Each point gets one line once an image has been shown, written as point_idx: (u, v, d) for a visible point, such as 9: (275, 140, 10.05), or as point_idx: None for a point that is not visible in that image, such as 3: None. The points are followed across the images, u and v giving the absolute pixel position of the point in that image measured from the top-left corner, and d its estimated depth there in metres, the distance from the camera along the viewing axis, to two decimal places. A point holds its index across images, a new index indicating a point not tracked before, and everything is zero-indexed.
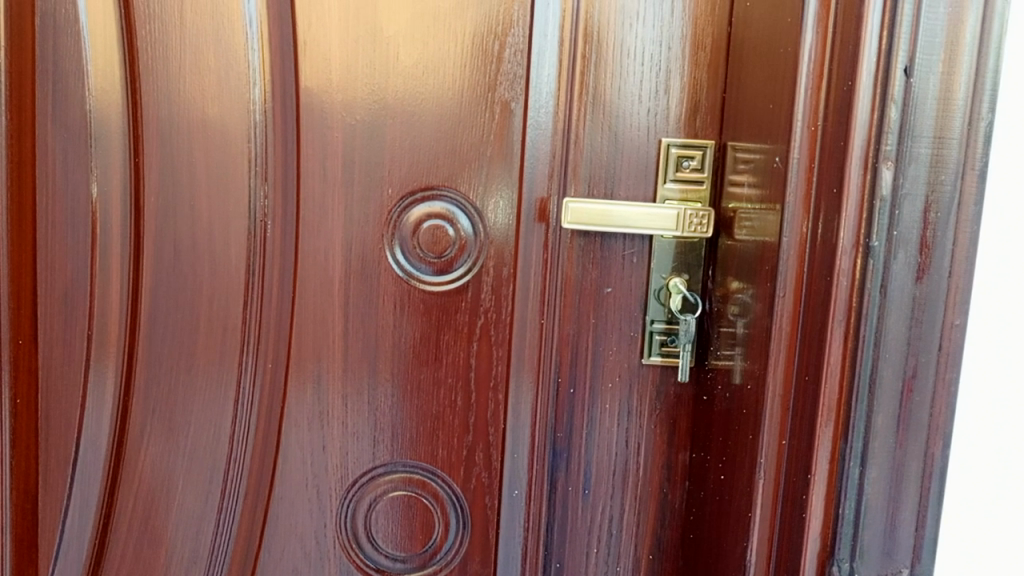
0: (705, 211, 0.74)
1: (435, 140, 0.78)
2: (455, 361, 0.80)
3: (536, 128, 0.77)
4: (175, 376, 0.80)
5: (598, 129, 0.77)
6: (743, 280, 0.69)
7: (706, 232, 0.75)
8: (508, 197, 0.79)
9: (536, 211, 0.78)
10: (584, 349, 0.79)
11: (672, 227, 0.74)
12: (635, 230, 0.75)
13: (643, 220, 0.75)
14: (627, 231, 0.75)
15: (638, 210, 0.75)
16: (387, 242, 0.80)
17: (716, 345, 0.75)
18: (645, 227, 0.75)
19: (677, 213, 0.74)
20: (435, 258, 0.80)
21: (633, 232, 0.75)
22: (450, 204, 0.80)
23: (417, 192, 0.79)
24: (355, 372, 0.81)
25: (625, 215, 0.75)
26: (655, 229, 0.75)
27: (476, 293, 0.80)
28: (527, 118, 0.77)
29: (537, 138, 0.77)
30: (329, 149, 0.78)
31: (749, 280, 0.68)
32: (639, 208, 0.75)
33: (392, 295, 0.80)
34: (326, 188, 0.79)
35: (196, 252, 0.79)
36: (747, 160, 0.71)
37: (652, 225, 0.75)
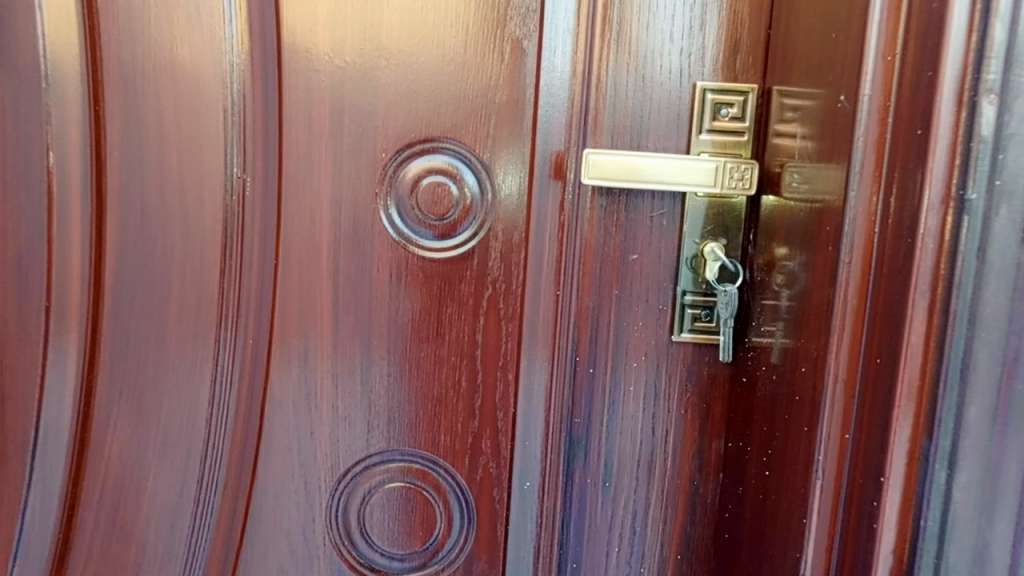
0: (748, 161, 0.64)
1: (436, 85, 0.69)
2: (459, 337, 0.71)
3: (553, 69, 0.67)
4: (144, 354, 0.71)
5: (622, 71, 0.67)
6: (791, 246, 0.60)
7: (749, 189, 0.64)
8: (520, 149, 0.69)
9: (550, 167, 0.68)
10: (605, 325, 0.70)
11: (711, 181, 0.64)
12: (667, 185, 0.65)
13: (676, 172, 0.65)
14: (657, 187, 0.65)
15: (673, 163, 0.65)
16: (383, 203, 0.70)
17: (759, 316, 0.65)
18: (681, 182, 0.65)
19: (716, 164, 0.64)
20: (436, 219, 0.70)
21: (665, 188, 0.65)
22: (452, 158, 0.70)
23: (415, 145, 0.69)
24: (346, 349, 0.72)
25: (653, 168, 0.65)
26: (692, 184, 0.65)
27: (483, 260, 0.71)
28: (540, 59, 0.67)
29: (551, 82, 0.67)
30: (315, 96, 0.69)
31: (802, 244, 0.58)
32: (671, 158, 0.65)
33: (388, 262, 0.71)
34: (313, 141, 0.69)
35: (166, 215, 0.70)
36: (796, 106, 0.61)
37: (688, 181, 0.65)
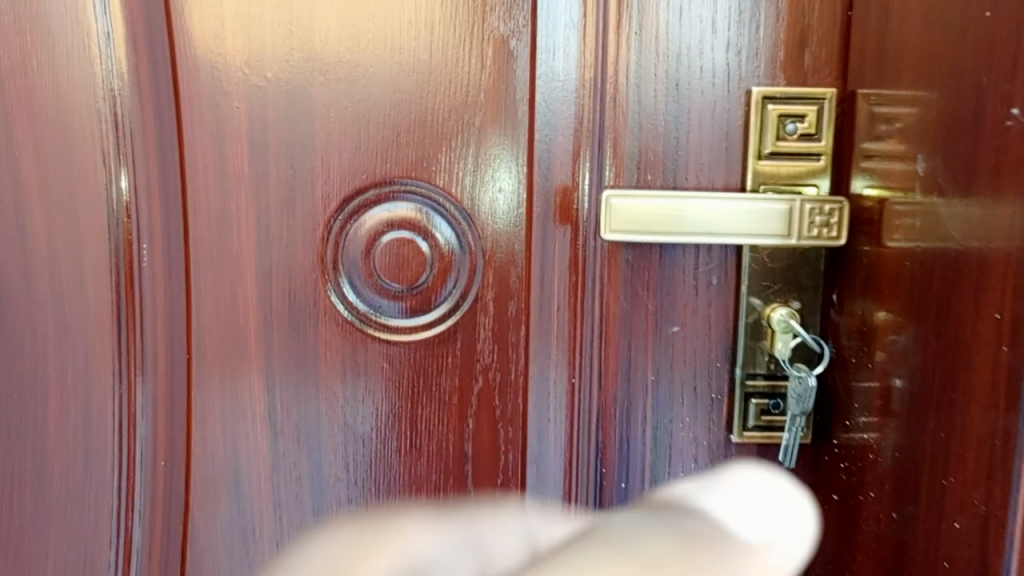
0: (834, 199, 0.47)
1: (392, 107, 0.50)
2: (441, 449, 0.53)
3: (557, 81, 0.49)
4: (18, 490, 0.53)
5: (650, 78, 0.48)
6: (902, 322, 0.43)
7: (838, 240, 0.47)
8: (512, 191, 0.51)
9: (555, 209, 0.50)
10: (638, 425, 0.52)
11: (783, 232, 0.47)
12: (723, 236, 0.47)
13: (736, 218, 0.47)
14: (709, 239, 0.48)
15: (731, 207, 0.47)
16: (334, 299, 0.52)
17: (851, 410, 0.48)
18: (743, 232, 0.47)
19: (790, 207, 0.47)
20: (405, 290, 0.52)
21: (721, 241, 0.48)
22: (420, 206, 0.51)
23: (368, 192, 0.51)
24: (289, 470, 0.53)
25: (704, 215, 0.48)
26: (758, 235, 0.47)
27: (470, 341, 0.52)
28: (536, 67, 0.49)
29: (552, 94, 0.49)
30: (227, 130, 0.50)
31: (919, 325, 0.41)
32: (729, 199, 0.47)
33: (340, 350, 0.52)
34: (227, 192, 0.50)
35: (33, 302, 0.51)
36: (902, 118, 0.43)
37: (753, 229, 0.47)
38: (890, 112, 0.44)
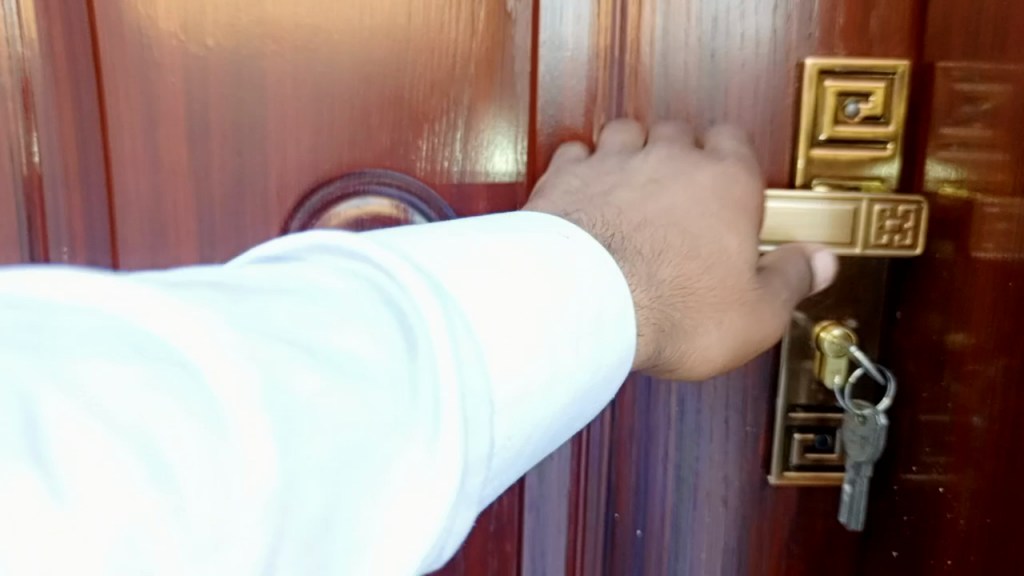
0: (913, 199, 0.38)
1: (361, 80, 0.40)
2: None
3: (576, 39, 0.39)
4: None
5: (680, 45, 0.39)
6: (994, 351, 0.34)
7: (915, 247, 0.38)
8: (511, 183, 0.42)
9: None
10: (657, 463, 0.44)
11: (845, 238, 0.39)
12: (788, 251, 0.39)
13: (793, 220, 0.39)
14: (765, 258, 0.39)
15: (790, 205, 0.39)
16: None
17: (916, 448, 0.39)
18: (798, 237, 0.39)
19: (858, 207, 0.39)
20: None
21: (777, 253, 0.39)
22: (396, 200, 0.42)
23: (332, 183, 0.41)
24: None
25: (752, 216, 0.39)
26: (816, 242, 0.39)
27: None
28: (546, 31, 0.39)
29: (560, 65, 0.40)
30: (159, 113, 0.41)
31: (1010, 359, 0.32)
32: (786, 199, 0.39)
33: None
34: (161, 188, 0.41)
35: None
36: (998, 96, 0.33)
37: (811, 235, 0.39)
38: (978, 89, 0.35)
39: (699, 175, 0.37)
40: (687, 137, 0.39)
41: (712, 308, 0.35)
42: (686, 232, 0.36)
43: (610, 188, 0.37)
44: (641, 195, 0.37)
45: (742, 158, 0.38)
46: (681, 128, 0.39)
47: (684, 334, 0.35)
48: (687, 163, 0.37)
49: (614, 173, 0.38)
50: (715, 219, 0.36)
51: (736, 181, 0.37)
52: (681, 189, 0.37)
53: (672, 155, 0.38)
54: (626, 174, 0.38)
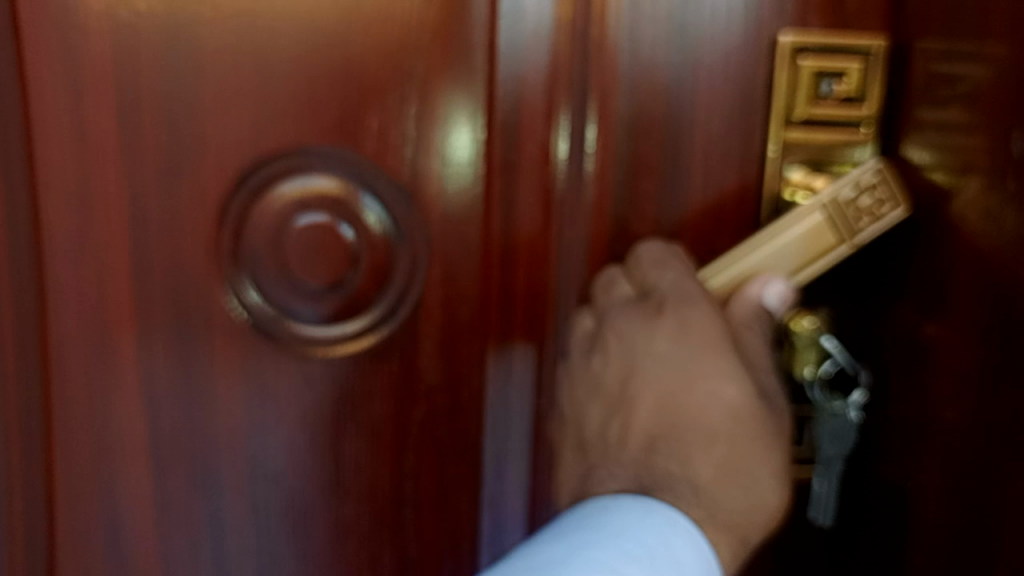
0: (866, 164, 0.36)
1: (306, 49, 0.37)
2: (372, 488, 0.42)
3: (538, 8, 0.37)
4: None
5: (647, 21, 0.38)
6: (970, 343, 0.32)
7: (901, 206, 0.36)
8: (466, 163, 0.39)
9: (522, 189, 0.39)
10: None
11: (829, 243, 0.36)
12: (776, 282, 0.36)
13: (776, 264, 0.37)
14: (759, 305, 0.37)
15: (760, 247, 0.37)
16: (231, 305, 0.40)
17: (883, 440, 0.38)
18: (789, 274, 0.37)
19: (826, 212, 0.36)
20: (324, 290, 0.40)
21: (771, 297, 0.36)
22: (342, 179, 0.39)
23: (275, 160, 0.38)
24: (181, 514, 0.42)
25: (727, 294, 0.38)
26: (812, 266, 0.37)
27: (409, 356, 0.41)
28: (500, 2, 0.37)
29: (520, 38, 0.38)
30: (86, 82, 0.37)
31: (984, 354, 0.31)
32: (750, 256, 0.37)
33: (243, 365, 0.41)
34: (89, 163, 0.38)
35: None
36: (972, 73, 0.32)
37: (797, 265, 0.37)
38: (954, 67, 0.33)
39: (653, 363, 0.37)
40: (627, 286, 0.39)
41: (739, 445, 0.36)
42: (679, 421, 0.36)
43: (602, 423, 0.39)
44: (627, 408, 0.38)
45: (687, 292, 0.36)
46: (612, 281, 0.39)
47: (746, 470, 0.36)
48: (638, 341, 0.38)
49: (598, 394, 0.39)
50: (689, 368, 0.36)
51: (700, 340, 0.36)
52: (651, 376, 0.37)
53: (621, 337, 0.38)
54: (601, 392, 0.39)
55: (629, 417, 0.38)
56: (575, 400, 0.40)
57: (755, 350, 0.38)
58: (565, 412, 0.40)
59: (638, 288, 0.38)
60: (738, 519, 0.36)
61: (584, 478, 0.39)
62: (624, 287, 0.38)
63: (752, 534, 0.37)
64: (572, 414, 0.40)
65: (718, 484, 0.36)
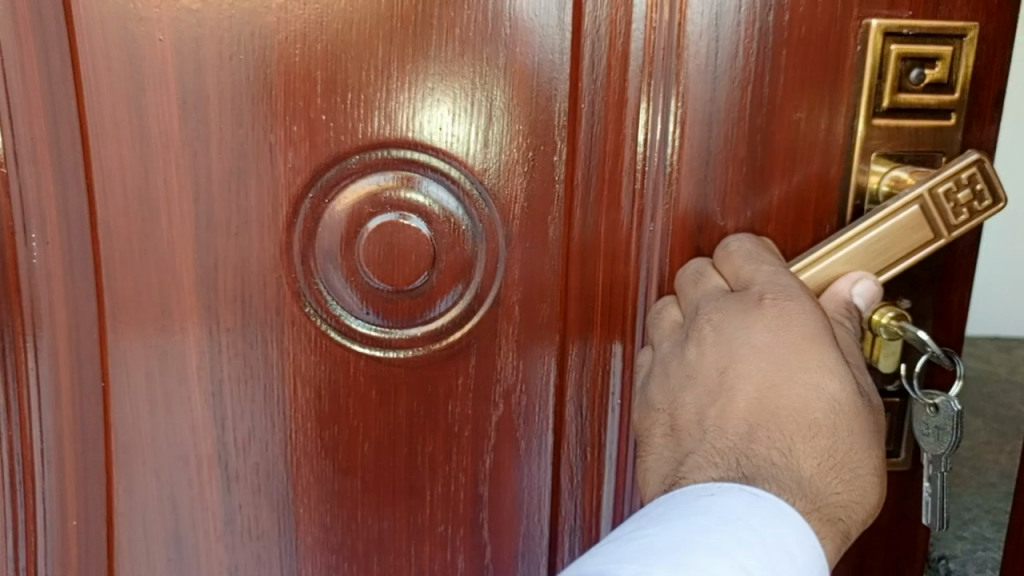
0: (966, 159, 0.35)
1: (382, 39, 0.36)
2: (449, 492, 0.41)
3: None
4: None
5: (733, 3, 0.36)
6: None
7: (1000, 201, 0.35)
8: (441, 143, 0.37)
9: (606, 184, 0.38)
10: None
11: (925, 236, 0.35)
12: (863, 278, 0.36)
13: (867, 259, 0.36)
14: (847, 305, 0.36)
15: (855, 241, 0.36)
16: (310, 310, 0.38)
17: None
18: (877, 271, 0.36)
19: (923, 208, 0.35)
20: (400, 292, 0.38)
21: (859, 297, 0.35)
22: (423, 177, 0.38)
23: (352, 160, 0.37)
24: (251, 525, 0.41)
25: (815, 286, 0.37)
26: (902, 260, 0.36)
27: (486, 355, 0.40)
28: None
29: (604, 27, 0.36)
30: (144, 71, 0.35)
31: None
32: (841, 250, 0.36)
33: (317, 371, 0.39)
34: (150, 160, 0.36)
35: None
36: None
37: (891, 259, 0.36)
38: None
39: (753, 352, 0.34)
40: (717, 278, 0.37)
41: (843, 439, 0.33)
42: (780, 407, 0.34)
43: (698, 413, 0.35)
44: (725, 395, 0.35)
45: (786, 285, 0.35)
46: (700, 272, 0.37)
47: (850, 464, 0.33)
48: (736, 332, 0.35)
49: (695, 381, 0.36)
50: (794, 360, 0.34)
51: (806, 329, 0.33)
52: (751, 364, 0.34)
53: (718, 327, 0.35)
54: (697, 379, 0.36)
55: (728, 404, 0.35)
56: (667, 390, 0.37)
57: (848, 348, 0.36)
58: (656, 403, 0.37)
59: (732, 281, 0.36)
60: (837, 511, 0.34)
61: (678, 464, 0.36)
62: (716, 280, 0.37)
63: (853, 528, 0.34)
64: (663, 401, 0.37)
65: (823, 474, 0.33)
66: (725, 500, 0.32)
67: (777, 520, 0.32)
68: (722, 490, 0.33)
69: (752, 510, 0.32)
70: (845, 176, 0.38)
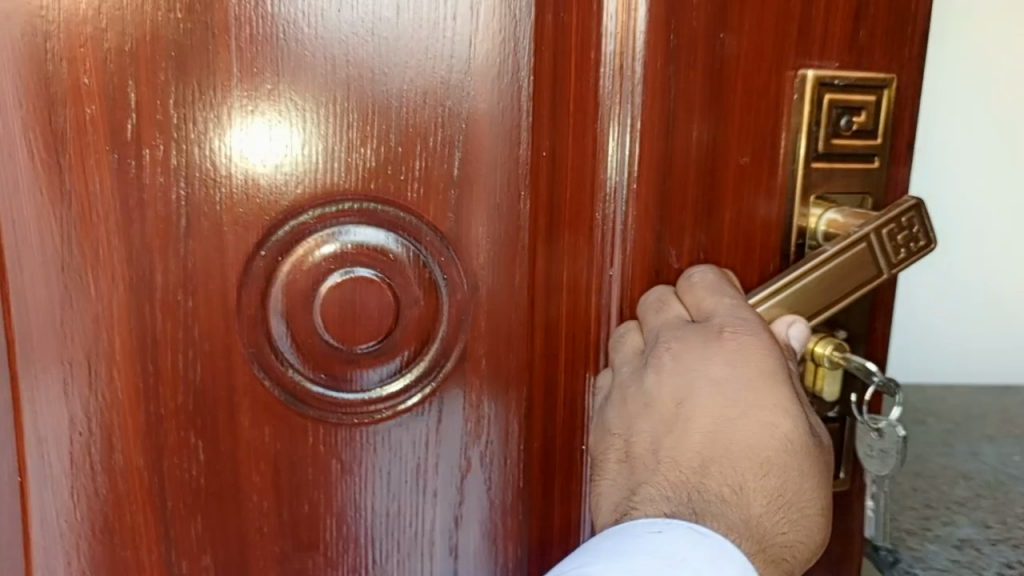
0: (908, 202, 0.37)
1: (345, 100, 0.35)
2: (409, 554, 0.39)
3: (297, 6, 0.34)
4: None
5: (685, 52, 0.37)
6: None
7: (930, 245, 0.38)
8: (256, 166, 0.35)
9: (566, 229, 0.38)
10: None
11: (867, 275, 0.37)
12: (800, 327, 0.36)
13: (818, 295, 0.37)
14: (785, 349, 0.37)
15: (807, 277, 0.37)
16: (262, 372, 0.36)
17: None
18: (818, 309, 0.38)
19: (870, 249, 0.37)
20: (362, 352, 0.36)
21: (795, 340, 0.36)
22: (381, 231, 0.36)
23: (308, 213, 0.35)
24: None
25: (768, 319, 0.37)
26: (846, 296, 0.37)
27: (447, 409, 0.39)
28: (275, 20, 0.34)
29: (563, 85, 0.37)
30: (85, 118, 0.33)
31: None
32: (794, 285, 0.37)
33: (270, 434, 0.37)
34: (90, 212, 0.34)
35: None
36: None
37: (837, 294, 0.37)
38: None
39: (709, 384, 0.34)
40: (679, 308, 0.36)
41: (794, 480, 0.33)
42: (733, 442, 0.33)
43: (653, 442, 0.34)
44: (680, 425, 0.34)
45: (744, 318, 0.34)
46: (663, 301, 0.36)
47: (798, 506, 0.33)
48: (693, 363, 0.34)
49: (651, 410, 0.35)
50: (750, 394, 0.33)
51: (761, 363, 0.33)
52: (707, 396, 0.34)
53: (675, 356, 0.34)
54: (653, 408, 0.35)
55: (683, 434, 0.34)
56: (625, 415, 0.36)
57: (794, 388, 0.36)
58: (612, 427, 0.36)
59: (692, 312, 0.35)
60: (782, 553, 0.33)
61: (630, 496, 0.34)
62: (677, 308, 0.35)
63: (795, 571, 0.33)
64: (620, 427, 0.36)
65: (772, 516, 0.33)
66: (671, 538, 0.31)
67: (722, 559, 0.31)
68: (671, 526, 0.32)
69: (697, 549, 0.31)
70: (786, 216, 0.40)
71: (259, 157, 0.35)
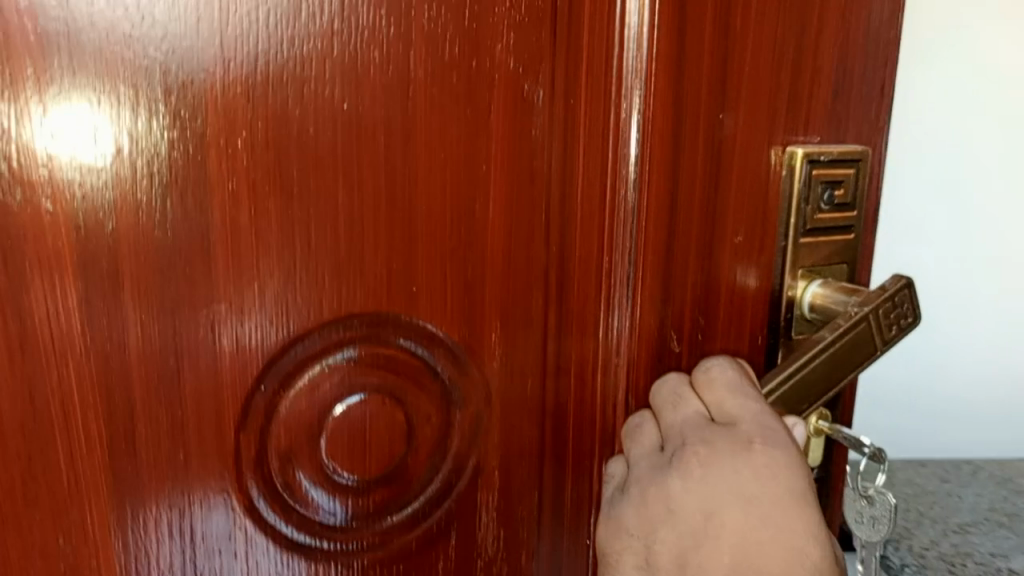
0: (895, 284, 0.38)
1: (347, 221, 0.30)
2: None
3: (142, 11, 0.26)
4: None
5: (686, 124, 0.32)
6: None
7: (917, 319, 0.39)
8: (66, 174, 0.25)
9: (576, 331, 0.35)
10: None
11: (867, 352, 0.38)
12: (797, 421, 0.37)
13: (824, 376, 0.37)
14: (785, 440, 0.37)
15: (817, 362, 0.37)
16: (253, 524, 0.31)
17: None
18: (825, 390, 0.38)
19: (868, 327, 0.38)
20: (367, 489, 0.32)
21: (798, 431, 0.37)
22: (381, 356, 0.31)
23: (307, 342, 0.30)
24: None
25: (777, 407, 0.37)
26: (848, 374, 0.38)
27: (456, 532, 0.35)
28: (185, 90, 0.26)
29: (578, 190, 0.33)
30: (9, 240, 0.25)
31: None
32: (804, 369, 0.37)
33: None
34: (14, 366, 0.25)
35: None
36: None
37: (841, 374, 0.38)
38: None
39: (740, 499, 0.30)
40: (698, 405, 0.33)
41: None
42: (763, 564, 0.30)
43: (679, 557, 0.31)
44: (708, 542, 0.30)
45: (771, 429, 0.31)
46: (679, 395, 0.33)
47: None
48: (724, 473, 0.30)
49: (674, 519, 0.31)
50: (779, 510, 0.30)
51: (791, 478, 0.30)
52: (737, 510, 0.30)
53: (706, 462, 0.30)
54: (678, 518, 0.31)
55: (711, 551, 0.30)
56: (644, 518, 0.31)
57: None
58: (631, 529, 0.32)
59: (714, 412, 0.32)
60: None
61: None
62: (696, 406, 0.32)
63: None
64: (640, 530, 0.32)
65: None
66: None
67: None
68: None
69: None
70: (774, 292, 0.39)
71: (59, 149, 0.25)
